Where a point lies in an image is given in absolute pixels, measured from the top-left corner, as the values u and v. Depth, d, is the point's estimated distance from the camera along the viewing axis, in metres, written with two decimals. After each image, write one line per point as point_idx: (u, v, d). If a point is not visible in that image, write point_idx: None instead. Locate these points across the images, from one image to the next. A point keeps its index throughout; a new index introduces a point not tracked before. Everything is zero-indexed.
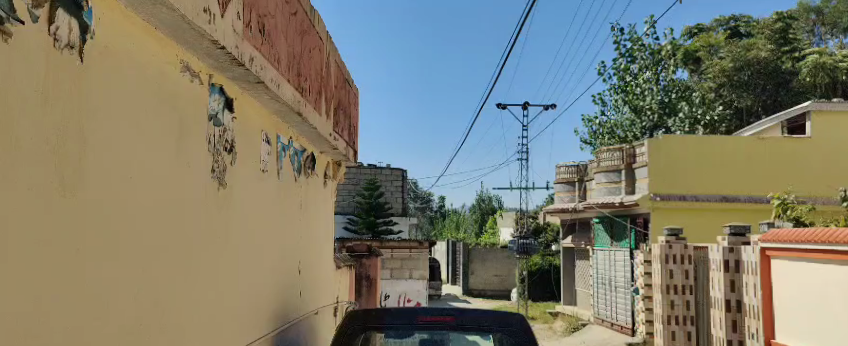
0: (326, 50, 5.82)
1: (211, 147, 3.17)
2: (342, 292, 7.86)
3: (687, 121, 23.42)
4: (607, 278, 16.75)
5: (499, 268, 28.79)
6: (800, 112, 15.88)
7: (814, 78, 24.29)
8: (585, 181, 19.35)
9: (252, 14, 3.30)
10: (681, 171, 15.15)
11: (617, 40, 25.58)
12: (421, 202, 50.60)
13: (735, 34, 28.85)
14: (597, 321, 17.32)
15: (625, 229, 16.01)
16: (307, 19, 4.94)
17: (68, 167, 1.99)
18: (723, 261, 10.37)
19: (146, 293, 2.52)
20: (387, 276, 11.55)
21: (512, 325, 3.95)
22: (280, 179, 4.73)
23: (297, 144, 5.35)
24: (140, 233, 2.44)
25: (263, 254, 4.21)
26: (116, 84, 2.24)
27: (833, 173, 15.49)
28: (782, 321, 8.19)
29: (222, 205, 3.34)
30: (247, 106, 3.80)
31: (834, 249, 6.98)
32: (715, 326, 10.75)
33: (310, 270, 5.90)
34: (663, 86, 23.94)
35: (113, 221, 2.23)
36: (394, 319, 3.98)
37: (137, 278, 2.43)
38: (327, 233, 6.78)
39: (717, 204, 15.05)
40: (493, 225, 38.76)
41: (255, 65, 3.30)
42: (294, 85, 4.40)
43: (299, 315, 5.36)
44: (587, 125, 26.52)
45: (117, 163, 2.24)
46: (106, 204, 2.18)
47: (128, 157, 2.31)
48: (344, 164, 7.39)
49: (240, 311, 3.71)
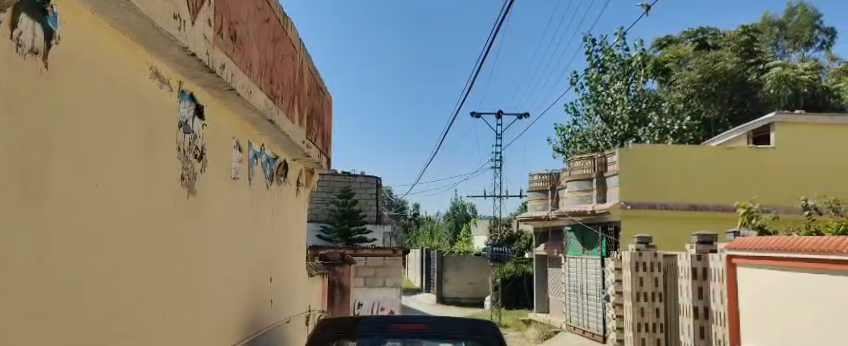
0: (299, 57, 5.86)
1: (181, 155, 3.20)
2: (314, 300, 7.88)
3: (656, 131, 23.83)
4: (579, 285, 16.93)
5: (472, 276, 28.96)
6: (765, 123, 16.19)
7: (778, 91, 25.16)
8: (557, 189, 19.57)
9: (223, 22, 3.34)
10: (647, 180, 15.37)
11: (588, 50, 25.86)
12: (396, 210, 50.51)
13: (703, 45, 28.85)
14: (570, 328, 17.52)
15: (597, 237, 16.23)
16: (280, 26, 4.98)
17: (33, 177, 2.00)
18: (691, 269, 10.55)
19: (114, 301, 2.53)
20: (361, 284, 11.56)
21: (484, 334, 4.01)
22: (251, 187, 4.75)
23: (270, 151, 5.39)
24: (108, 235, 2.45)
25: (235, 262, 4.24)
26: (81, 90, 2.25)
27: (797, 183, 15.84)
28: (748, 326, 8.34)
29: (193, 212, 3.38)
30: (217, 112, 3.83)
31: (795, 257, 7.17)
32: (684, 333, 10.90)
33: (283, 278, 5.91)
34: (633, 96, 24.52)
35: (76, 226, 2.23)
36: (368, 328, 4.03)
37: (105, 286, 2.45)
38: (300, 241, 6.80)
39: (686, 213, 15.24)
40: (467, 233, 38.87)
41: (226, 72, 3.34)
42: (266, 92, 4.43)
43: (270, 324, 5.36)
44: (559, 134, 26.79)
45: (84, 171, 2.26)
46: (69, 207, 2.19)
47: (94, 166, 2.33)
48: (316, 172, 7.41)
49: (211, 318, 3.73)
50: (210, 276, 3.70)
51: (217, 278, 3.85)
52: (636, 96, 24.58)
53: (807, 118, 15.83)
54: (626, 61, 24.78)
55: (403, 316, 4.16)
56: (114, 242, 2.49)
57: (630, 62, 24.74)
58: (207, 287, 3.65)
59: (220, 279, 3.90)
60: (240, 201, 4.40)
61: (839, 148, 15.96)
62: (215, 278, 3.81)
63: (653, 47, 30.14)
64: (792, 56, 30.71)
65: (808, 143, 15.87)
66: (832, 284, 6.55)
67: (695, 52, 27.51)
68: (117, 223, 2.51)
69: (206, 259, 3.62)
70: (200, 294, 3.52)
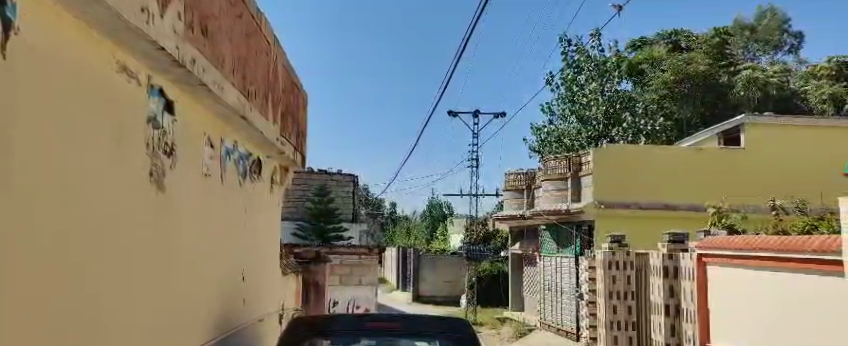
0: (273, 53, 5.85)
1: (149, 150, 3.18)
2: (288, 299, 7.88)
3: (629, 131, 24.26)
4: (553, 284, 17.08)
5: (448, 274, 29.07)
6: (734, 125, 16.43)
7: (748, 92, 26.19)
8: (533, 189, 19.75)
9: (194, 16, 3.33)
10: (624, 178, 15.55)
11: (563, 50, 25.95)
12: (373, 209, 50.42)
13: (676, 46, 29.10)
14: (544, 326, 17.66)
15: (571, 236, 16.38)
16: (253, 22, 4.97)
17: (24, 186, 2.13)
18: (663, 267, 10.65)
19: (105, 299, 2.74)
20: (335, 282, 11.51)
21: (459, 333, 4.03)
22: (224, 183, 4.74)
23: (243, 147, 5.38)
24: (67, 229, 2.40)
25: (208, 260, 4.26)
26: (39, 81, 2.20)
27: (766, 184, 16.12)
28: (719, 323, 8.41)
29: (165, 210, 3.41)
30: (189, 108, 3.82)
31: (762, 255, 7.31)
32: (656, 331, 11.05)
33: (256, 277, 5.91)
34: (607, 96, 24.71)
35: (31, 221, 2.17)
36: (341, 327, 4.02)
37: (105, 287, 2.73)
38: (273, 238, 6.79)
39: (659, 212, 15.44)
40: (444, 232, 38.90)
41: (196, 67, 3.33)
42: (238, 87, 4.41)
43: (242, 322, 5.35)
44: (535, 133, 26.94)
45: (71, 172, 2.41)
46: (24, 202, 2.13)
47: (84, 169, 2.51)
48: (291, 170, 7.41)
49: (184, 315, 3.78)
50: (183, 273, 3.74)
51: (190, 276, 3.87)
52: (610, 97, 24.73)
53: (775, 120, 16.09)
54: (600, 62, 24.76)
55: (376, 317, 4.19)
56: (110, 241, 2.75)
57: (605, 64, 24.74)
58: (181, 284, 3.70)
59: (193, 276, 3.93)
60: (212, 197, 4.39)
61: (807, 150, 16.24)
62: (186, 275, 3.80)
63: (627, 48, 30.29)
64: (761, 59, 30.97)
65: (777, 144, 16.16)
66: (798, 282, 6.70)
67: (669, 55, 27.48)
68: (104, 223, 2.69)
69: (178, 258, 3.64)
70: (172, 292, 3.55)
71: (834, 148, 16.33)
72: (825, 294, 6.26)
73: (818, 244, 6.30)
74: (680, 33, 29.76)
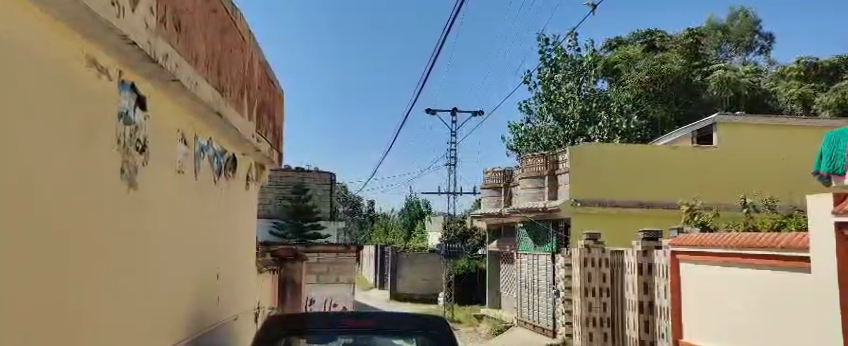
0: (249, 49, 5.85)
1: (121, 147, 3.17)
2: (264, 297, 7.86)
3: (605, 129, 24.40)
4: (530, 281, 17.19)
5: (425, 272, 29.11)
6: (708, 124, 16.68)
7: (721, 92, 26.56)
8: (510, 187, 19.87)
9: (167, 11, 3.31)
10: (599, 176, 15.71)
11: (541, 49, 26.12)
12: (350, 207, 50.32)
13: (651, 46, 29.27)
14: (520, 323, 17.76)
15: (548, 233, 16.54)
16: (228, 17, 4.97)
17: None
18: (638, 265, 10.83)
19: (72, 298, 2.70)
20: (312, 281, 11.39)
21: (435, 330, 4.07)
22: (197, 180, 4.71)
23: (217, 145, 5.36)
24: (32, 221, 2.38)
25: (181, 258, 4.25)
26: (4, 72, 2.17)
27: (738, 183, 16.37)
28: (691, 320, 8.48)
29: (137, 209, 3.40)
30: (161, 105, 3.80)
31: (733, 252, 7.44)
32: (630, 328, 11.18)
33: (231, 276, 5.89)
34: (583, 95, 25.02)
35: None
36: (317, 325, 4.03)
37: (73, 286, 2.70)
38: (249, 237, 6.77)
39: (634, 211, 15.60)
40: (422, 230, 39.07)
41: (169, 62, 3.32)
42: (213, 83, 4.39)
43: (217, 321, 5.32)
44: (512, 132, 27.08)
45: (37, 168, 2.38)
46: None
47: (56, 166, 2.53)
48: (267, 167, 7.37)
49: (157, 313, 3.77)
50: (156, 270, 3.74)
51: (163, 273, 3.87)
52: (587, 96, 25.08)
53: (746, 119, 16.35)
54: (577, 62, 25.17)
55: (352, 314, 4.20)
56: (78, 240, 2.72)
57: (581, 63, 25.10)
58: (154, 282, 3.71)
59: (166, 274, 3.93)
60: (185, 193, 4.37)
61: (778, 149, 16.53)
62: (158, 273, 3.78)
63: (603, 48, 30.44)
64: (734, 59, 31.58)
65: (749, 143, 16.44)
66: (767, 279, 6.83)
67: (643, 54, 27.61)
68: (71, 221, 2.66)
69: (150, 257, 3.63)
70: (144, 288, 3.53)
71: (804, 146, 16.63)
72: (791, 290, 6.39)
73: (785, 242, 6.46)
74: (654, 34, 30.05)
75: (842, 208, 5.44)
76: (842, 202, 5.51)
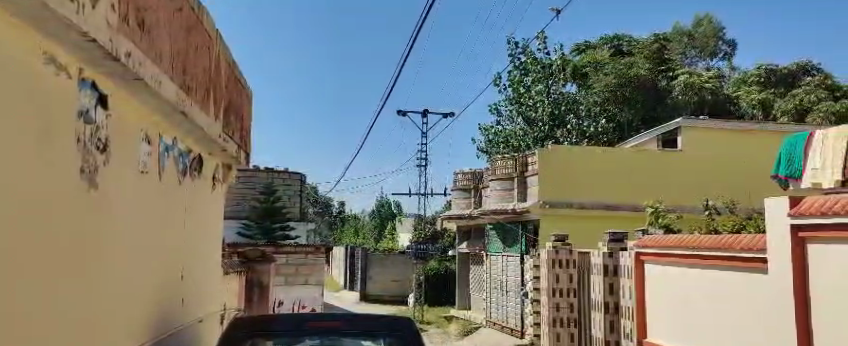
0: (215, 47, 5.82)
1: (80, 146, 3.14)
2: (231, 299, 7.82)
3: (574, 132, 24.89)
4: (499, 282, 17.31)
5: (396, 273, 29.14)
6: (672, 128, 16.92)
7: (686, 96, 26.98)
8: (480, 188, 19.97)
9: (130, 8, 3.29)
10: (568, 178, 15.86)
11: (511, 52, 26.32)
12: (321, 208, 50.01)
13: (618, 51, 29.76)
14: (489, 324, 17.88)
15: (517, 235, 16.69)
16: (194, 15, 4.94)
17: None
18: (603, 266, 10.98)
19: (31, 298, 2.68)
20: (281, 283, 11.40)
21: (402, 331, 4.10)
22: (161, 179, 4.67)
23: (182, 144, 5.31)
24: None
25: (144, 259, 4.22)
26: None
27: (702, 186, 16.70)
28: (655, 321, 8.59)
29: (98, 208, 3.38)
30: (123, 105, 3.78)
31: (693, 254, 7.61)
32: (596, 328, 11.31)
33: (196, 279, 5.86)
34: (553, 98, 25.19)
35: None
36: (285, 327, 4.03)
37: (30, 287, 2.68)
38: (215, 238, 6.72)
39: (600, 213, 15.82)
40: (392, 231, 39.15)
41: (132, 59, 3.31)
42: (178, 82, 4.36)
43: (180, 324, 5.28)
44: (483, 134, 27.27)
45: None
46: None
47: (13, 164, 2.51)
48: (234, 168, 7.32)
49: (119, 312, 3.75)
50: (118, 269, 3.71)
51: (125, 275, 3.85)
52: (556, 98, 25.22)
53: (710, 124, 16.64)
54: (547, 65, 25.40)
55: (318, 315, 4.20)
56: (36, 238, 2.71)
57: (551, 66, 25.30)
58: (115, 283, 3.67)
59: (128, 274, 3.91)
60: (148, 193, 4.34)
61: (739, 152, 16.97)
62: (120, 275, 3.75)
63: (571, 52, 30.66)
64: (699, 64, 32.11)
65: (712, 147, 16.80)
66: (727, 279, 6.97)
67: (610, 59, 28.01)
68: (28, 220, 2.64)
69: (111, 258, 3.60)
70: (105, 290, 3.51)
71: (763, 150, 17.11)
72: (748, 290, 6.57)
73: (744, 243, 6.62)
74: (622, 38, 30.53)
75: (798, 210, 5.63)
76: (796, 204, 5.70)
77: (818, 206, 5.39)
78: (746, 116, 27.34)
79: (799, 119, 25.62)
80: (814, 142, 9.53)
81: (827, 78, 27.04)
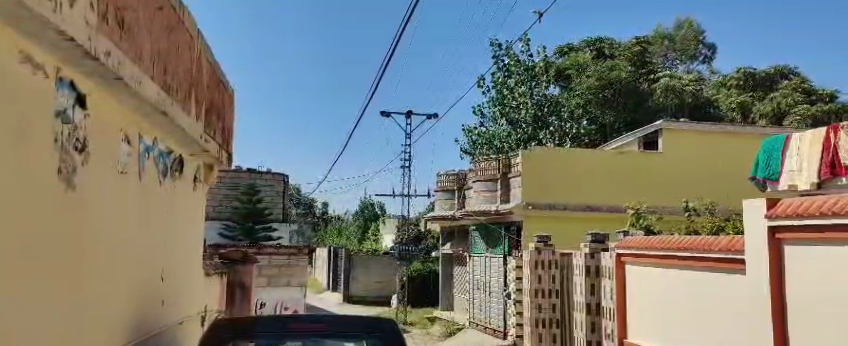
0: (196, 47, 5.78)
1: (58, 147, 3.12)
2: (212, 300, 7.78)
3: (556, 134, 24.89)
4: (482, 283, 17.36)
5: (379, 275, 29.13)
6: (653, 130, 17.06)
7: (667, 99, 27.19)
8: (463, 189, 20.02)
9: (109, 7, 3.27)
10: (550, 180, 15.93)
11: (494, 53, 26.42)
12: (304, 209, 49.81)
13: (601, 53, 29.86)
14: (472, 324, 17.92)
15: (500, 236, 16.77)
16: (175, 14, 4.91)
17: None
18: (585, 267, 11.06)
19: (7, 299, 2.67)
20: (263, 284, 11.32)
21: (385, 331, 4.13)
22: (141, 180, 4.65)
23: (163, 145, 5.28)
24: None
25: (124, 259, 4.20)
26: None
27: (682, 187, 16.85)
28: (635, 322, 8.65)
29: (75, 208, 3.35)
30: (101, 104, 3.75)
31: (673, 255, 7.68)
32: (577, 329, 11.37)
33: (176, 281, 5.83)
34: (536, 99, 25.28)
35: None
36: (267, 329, 4.02)
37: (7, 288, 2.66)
38: (195, 240, 6.68)
39: (582, 214, 15.91)
40: (376, 232, 39.10)
41: (111, 59, 3.29)
42: (159, 83, 4.34)
43: (161, 326, 5.25)
44: (466, 135, 27.38)
45: None
46: None
47: None
48: (216, 168, 7.28)
49: (98, 313, 3.73)
50: (96, 271, 3.69)
51: (104, 277, 3.82)
52: (539, 100, 25.32)
53: (690, 126, 16.80)
54: (530, 67, 25.49)
55: (300, 318, 4.20)
56: (13, 237, 2.69)
57: (534, 68, 25.61)
58: (94, 285, 3.64)
59: (108, 276, 3.88)
60: (128, 194, 4.31)
61: (718, 155, 17.14)
62: (99, 276, 3.73)
63: (554, 54, 30.79)
64: (679, 67, 32.45)
65: (693, 149, 16.96)
66: (706, 280, 7.04)
67: (592, 61, 28.17)
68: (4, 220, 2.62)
69: (89, 260, 3.57)
70: (82, 294, 3.48)
71: (741, 152, 17.32)
72: (727, 291, 6.63)
73: (722, 244, 6.69)
74: (603, 41, 30.71)
75: (775, 211, 5.69)
76: (774, 205, 5.77)
77: (794, 208, 5.46)
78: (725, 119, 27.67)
79: (776, 122, 25.97)
80: (790, 145, 9.86)
81: (804, 81, 27.46)
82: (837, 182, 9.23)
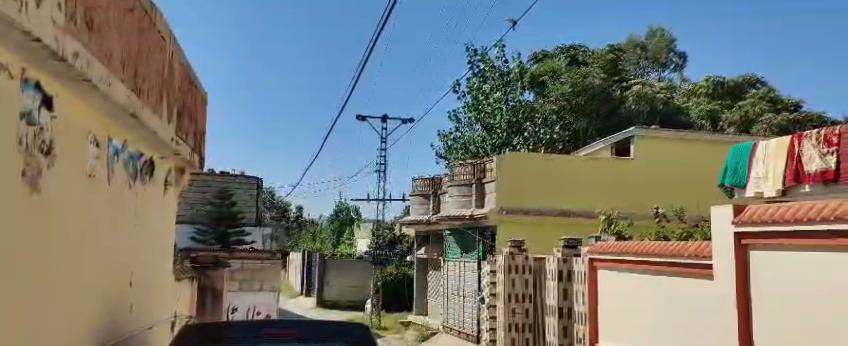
0: (168, 49, 5.74)
1: (22, 148, 3.09)
2: (182, 305, 7.69)
3: (531, 139, 25.01)
4: (455, 288, 17.40)
5: (354, 279, 29.07)
6: (625, 137, 17.27)
7: (639, 105, 27.52)
8: (438, 194, 20.05)
9: (78, 8, 3.24)
10: (525, 185, 16.04)
11: (470, 59, 26.56)
12: (278, 212, 49.58)
13: (574, 60, 30.10)
14: (445, 329, 17.94)
15: (475, 241, 16.85)
16: (146, 16, 4.87)
17: None
18: (558, 271, 11.16)
19: None
20: (236, 288, 11.16)
21: (357, 337, 4.11)
22: (110, 183, 4.61)
23: (133, 147, 5.24)
24: None
25: (92, 263, 4.16)
26: None
27: (652, 194, 17.05)
28: (605, 327, 8.73)
29: (39, 212, 3.30)
30: (69, 106, 3.71)
31: (643, 260, 7.77)
32: (550, 333, 11.44)
33: (146, 285, 5.77)
34: (511, 105, 25.43)
35: None
36: (237, 333, 3.99)
37: None
38: (165, 244, 6.60)
39: (556, 218, 16.07)
40: (351, 236, 39.04)
41: (79, 61, 3.25)
42: (130, 85, 4.30)
43: (129, 331, 5.19)
44: (442, 140, 27.56)
45: None
46: None
47: None
48: (187, 171, 7.21)
49: (66, 314, 3.71)
50: (63, 276, 3.64)
51: (71, 281, 3.78)
52: (514, 106, 25.50)
53: (661, 133, 17.04)
54: (505, 73, 25.65)
55: (272, 323, 4.18)
56: None
57: (509, 74, 25.61)
58: (60, 290, 3.60)
59: (75, 280, 3.85)
60: (96, 196, 4.26)
61: (688, 163, 17.38)
62: (65, 280, 3.68)
63: (529, 61, 31.08)
64: (651, 75, 32.91)
65: (663, 156, 17.19)
66: (674, 284, 7.14)
67: (567, 68, 28.50)
68: None
69: (55, 264, 3.53)
70: (48, 298, 3.44)
71: (709, 160, 17.58)
72: (695, 297, 6.72)
73: (691, 250, 6.79)
74: (577, 48, 31.06)
75: (741, 217, 5.81)
76: (740, 212, 5.87)
77: (759, 215, 5.59)
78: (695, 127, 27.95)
79: (744, 130, 26.38)
80: (757, 152, 10.06)
81: (771, 91, 27.91)
82: (800, 190, 9.44)
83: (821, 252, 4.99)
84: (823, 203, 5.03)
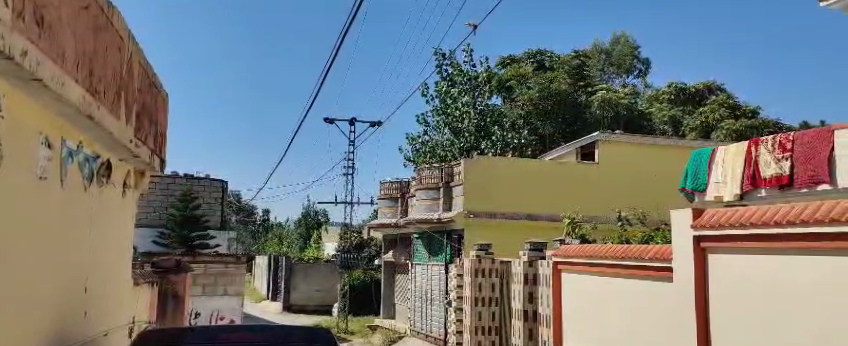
0: (126, 48, 5.63)
1: None
2: (141, 309, 7.54)
3: (499, 144, 25.08)
4: (423, 291, 17.38)
5: (320, 283, 28.87)
6: (589, 142, 17.48)
7: (604, 110, 27.75)
8: (406, 197, 20.03)
9: (27, 4, 3.15)
10: (491, 189, 16.10)
11: (437, 63, 26.58)
12: (245, 216, 49.06)
13: (541, 66, 30.34)
14: (413, 333, 17.87)
15: (443, 244, 16.84)
16: (103, 14, 4.77)
17: None
18: (524, 275, 11.22)
19: None
20: (199, 293, 11.01)
21: (317, 340, 4.06)
22: (64, 187, 4.49)
23: (89, 149, 5.12)
24: None
25: (44, 263, 4.07)
26: None
27: (615, 198, 17.21)
28: (569, 330, 8.77)
29: None
30: (18, 106, 3.60)
31: (606, 264, 7.84)
32: (515, 335, 11.46)
33: (102, 289, 5.64)
34: (479, 109, 25.50)
35: None
36: (196, 339, 3.93)
37: None
38: (124, 248, 6.47)
39: (523, 222, 16.14)
40: (318, 240, 38.80)
41: (29, 60, 3.17)
42: (84, 85, 4.20)
43: (85, 337, 5.08)
44: (410, 144, 27.50)
45: None
46: None
47: None
48: (147, 173, 7.09)
49: (17, 315, 3.64)
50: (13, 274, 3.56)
51: (22, 281, 3.70)
52: (482, 110, 25.57)
53: (624, 138, 17.26)
54: (472, 77, 25.86)
55: (232, 327, 4.13)
56: None
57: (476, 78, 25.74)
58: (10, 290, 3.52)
59: (27, 281, 3.77)
60: (49, 200, 4.15)
61: (650, 168, 17.61)
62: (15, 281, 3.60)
63: (497, 66, 31.28)
64: (616, 81, 33.35)
65: (626, 161, 17.39)
66: (637, 287, 7.20)
67: (534, 73, 28.75)
68: None
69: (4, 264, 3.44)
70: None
71: (670, 164, 17.84)
72: (656, 299, 6.79)
73: (653, 253, 6.87)
74: (544, 54, 31.34)
75: (699, 221, 5.88)
76: (699, 216, 5.95)
77: (717, 218, 5.68)
78: (656, 132, 28.39)
79: (705, 136, 26.83)
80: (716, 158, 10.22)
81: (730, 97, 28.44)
82: (756, 195, 9.56)
83: (778, 253, 5.06)
84: (790, 206, 5.06)
